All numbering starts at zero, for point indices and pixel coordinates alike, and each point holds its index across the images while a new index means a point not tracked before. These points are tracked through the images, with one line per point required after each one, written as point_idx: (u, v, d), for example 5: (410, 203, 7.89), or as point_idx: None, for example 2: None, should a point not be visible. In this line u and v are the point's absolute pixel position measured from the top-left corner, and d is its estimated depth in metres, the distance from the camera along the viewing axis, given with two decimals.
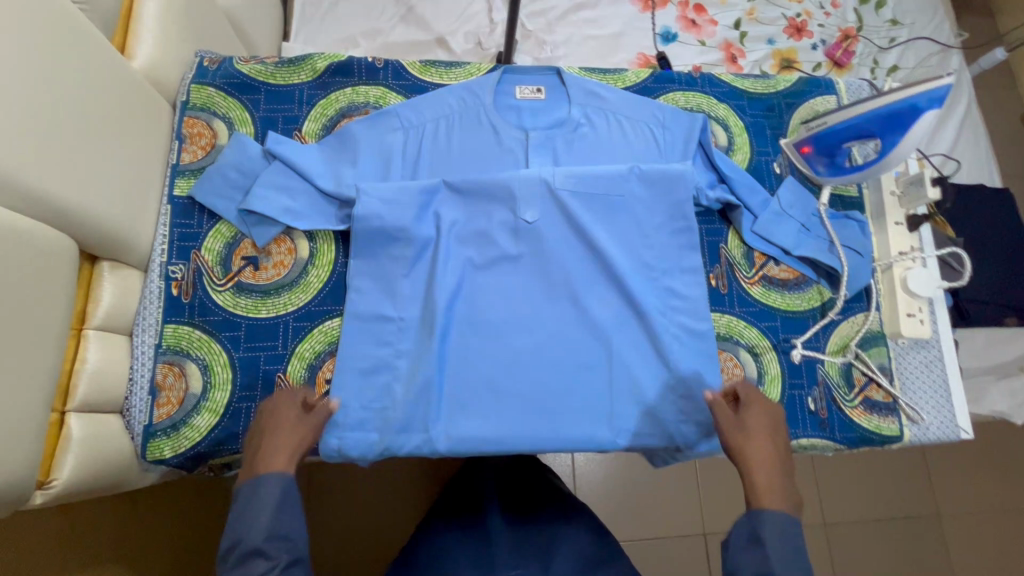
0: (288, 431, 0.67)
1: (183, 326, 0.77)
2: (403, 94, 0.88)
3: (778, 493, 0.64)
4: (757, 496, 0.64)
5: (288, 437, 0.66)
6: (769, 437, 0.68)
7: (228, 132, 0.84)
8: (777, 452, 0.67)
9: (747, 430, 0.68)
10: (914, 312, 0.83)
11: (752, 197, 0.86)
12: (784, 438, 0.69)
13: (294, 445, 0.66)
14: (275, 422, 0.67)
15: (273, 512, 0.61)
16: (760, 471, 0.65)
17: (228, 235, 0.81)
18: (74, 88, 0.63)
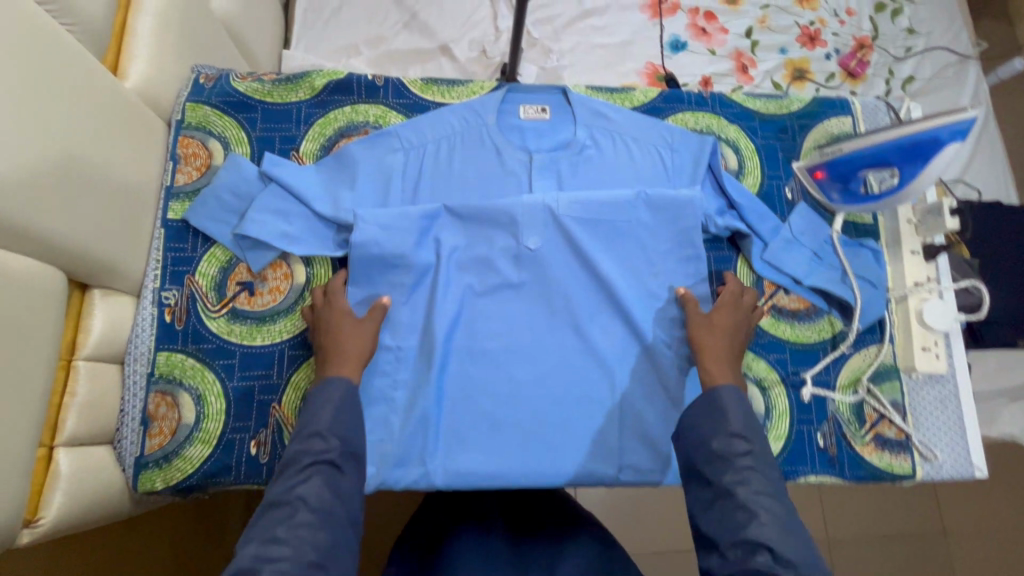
0: (349, 335, 0.72)
1: (177, 354, 0.75)
2: (404, 113, 0.86)
3: (729, 368, 0.72)
4: (709, 376, 0.70)
5: (348, 344, 0.71)
6: (734, 331, 0.75)
7: (223, 152, 0.82)
8: (736, 339, 0.74)
9: (712, 322, 0.75)
10: (930, 346, 0.80)
11: (763, 224, 0.83)
12: (742, 333, 0.75)
13: (354, 352, 0.71)
14: (337, 330, 0.72)
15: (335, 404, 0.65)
16: (716, 352, 0.72)
17: (223, 259, 0.79)
18: (64, 114, 0.61)
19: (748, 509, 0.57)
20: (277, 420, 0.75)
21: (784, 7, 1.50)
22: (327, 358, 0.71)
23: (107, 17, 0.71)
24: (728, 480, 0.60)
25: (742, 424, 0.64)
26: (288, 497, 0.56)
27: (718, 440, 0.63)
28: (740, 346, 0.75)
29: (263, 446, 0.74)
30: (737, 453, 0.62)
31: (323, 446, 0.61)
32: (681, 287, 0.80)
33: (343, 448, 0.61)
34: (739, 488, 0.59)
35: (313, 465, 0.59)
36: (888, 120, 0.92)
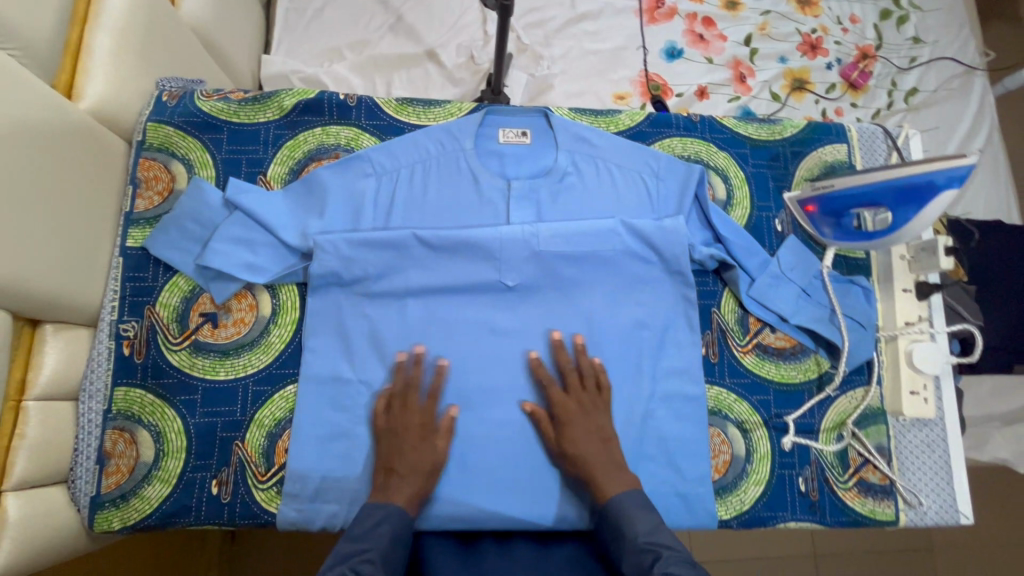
0: (430, 460, 0.69)
1: (136, 389, 0.72)
2: (378, 135, 0.82)
3: (616, 472, 0.66)
4: (600, 491, 0.65)
5: (420, 477, 0.68)
6: (590, 436, 0.69)
7: (187, 175, 0.78)
8: (599, 444, 0.68)
9: (567, 444, 0.69)
10: (918, 389, 0.77)
11: (749, 259, 0.79)
12: (606, 428, 0.70)
13: (420, 486, 0.68)
14: (415, 456, 0.69)
15: (389, 537, 0.61)
16: (595, 465, 0.67)
17: (186, 289, 0.75)
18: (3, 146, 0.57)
19: None
20: (240, 458, 0.72)
21: (785, 14, 1.44)
22: (392, 481, 0.67)
23: (56, 36, 0.67)
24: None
25: (648, 532, 0.59)
26: (347, 574, 0.54)
27: (629, 561, 0.58)
28: (605, 437, 0.69)
29: (225, 485, 0.71)
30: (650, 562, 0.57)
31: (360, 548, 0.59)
32: (526, 401, 0.74)
33: (382, 550, 0.59)
34: None
35: (364, 554, 0.57)
36: (886, 146, 0.88)
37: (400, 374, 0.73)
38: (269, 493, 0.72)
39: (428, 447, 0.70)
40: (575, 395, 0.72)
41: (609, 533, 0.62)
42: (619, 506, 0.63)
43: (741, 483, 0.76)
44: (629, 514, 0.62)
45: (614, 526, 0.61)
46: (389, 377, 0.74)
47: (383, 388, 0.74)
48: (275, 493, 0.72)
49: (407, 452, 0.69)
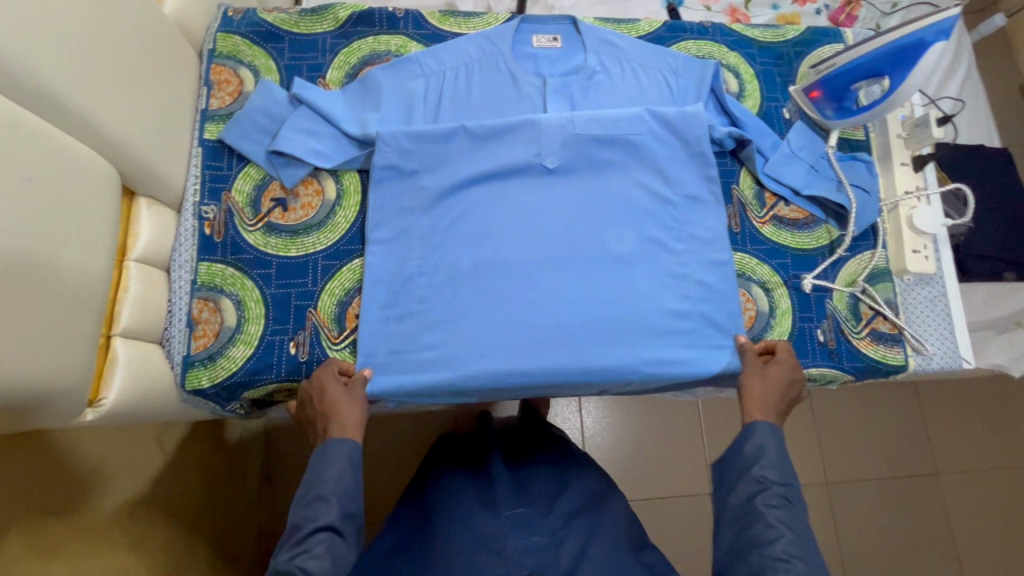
0: (338, 392, 0.73)
1: (217, 263, 0.79)
2: (423, 43, 0.90)
3: (772, 414, 0.76)
4: (750, 413, 0.75)
5: (347, 416, 0.72)
6: (779, 390, 0.77)
7: (254, 79, 0.87)
8: (777, 397, 0.76)
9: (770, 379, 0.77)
10: (920, 249, 0.86)
11: (763, 140, 0.89)
12: (790, 391, 0.78)
13: (350, 412, 0.73)
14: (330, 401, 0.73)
15: (343, 465, 0.69)
16: (757, 402, 0.76)
17: (258, 177, 0.83)
18: (108, 24, 0.65)
19: (776, 529, 0.65)
20: (314, 322, 0.79)
21: None
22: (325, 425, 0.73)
23: None
24: (761, 504, 0.68)
25: (779, 459, 0.71)
26: (301, 520, 0.66)
27: (757, 467, 0.70)
28: (787, 400, 0.78)
29: (301, 346, 0.78)
30: (773, 482, 0.69)
31: (314, 495, 0.67)
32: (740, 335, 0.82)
33: (340, 484, 0.68)
34: (770, 510, 0.67)
35: (319, 501, 0.67)
36: None
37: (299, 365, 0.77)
38: (343, 353, 0.79)
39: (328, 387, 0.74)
40: (787, 362, 0.79)
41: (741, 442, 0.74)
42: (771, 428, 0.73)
43: (766, 335, 0.84)
44: (771, 439, 0.72)
45: (756, 440, 0.72)
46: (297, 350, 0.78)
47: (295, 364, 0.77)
48: (348, 353, 0.80)
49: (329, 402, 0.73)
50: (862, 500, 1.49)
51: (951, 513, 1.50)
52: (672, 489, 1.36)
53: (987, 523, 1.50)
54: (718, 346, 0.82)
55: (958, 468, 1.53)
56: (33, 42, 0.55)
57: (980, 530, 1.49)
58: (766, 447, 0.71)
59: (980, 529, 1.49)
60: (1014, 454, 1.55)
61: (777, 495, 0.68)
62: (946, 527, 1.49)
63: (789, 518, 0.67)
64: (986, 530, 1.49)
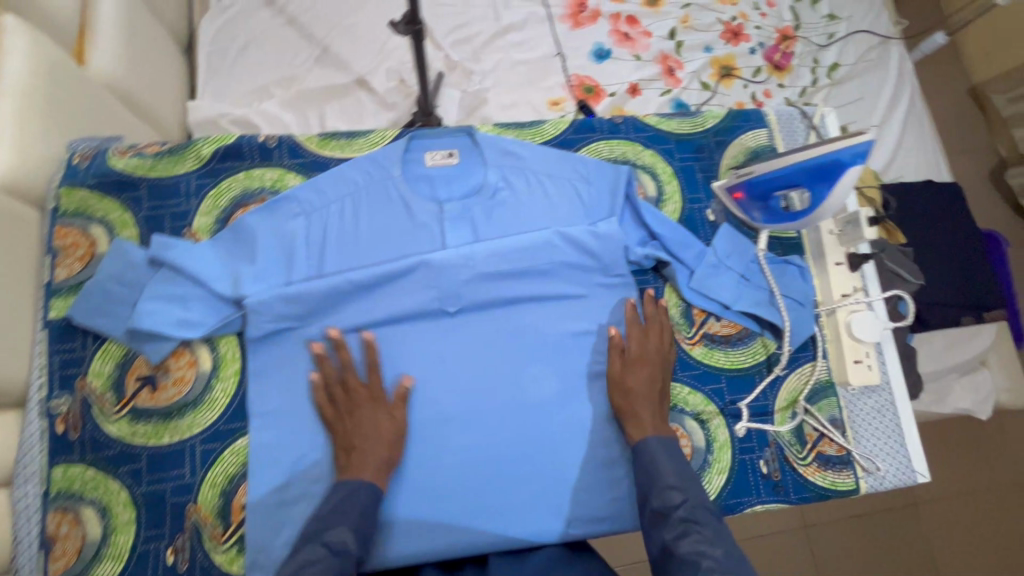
0: (388, 430, 0.70)
1: (75, 465, 0.69)
2: (303, 173, 0.81)
3: (655, 416, 0.72)
4: (634, 423, 0.71)
5: (381, 445, 0.69)
6: (645, 377, 0.74)
7: (108, 237, 0.77)
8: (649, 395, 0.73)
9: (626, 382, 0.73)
10: (862, 358, 0.79)
11: (685, 252, 0.80)
12: (664, 380, 0.75)
13: (386, 455, 0.69)
14: (373, 426, 0.70)
15: (359, 510, 0.64)
16: (637, 400, 0.72)
17: (119, 354, 0.73)
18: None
19: (690, 562, 0.57)
20: (194, 521, 0.70)
21: (705, 5, 1.49)
22: (356, 453, 0.68)
23: None
24: (672, 537, 0.60)
25: (676, 474, 0.66)
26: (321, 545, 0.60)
27: (656, 497, 0.65)
28: (661, 388, 0.74)
29: (181, 552, 0.69)
30: (674, 506, 0.63)
31: (329, 523, 0.62)
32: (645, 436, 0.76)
33: (352, 522, 0.63)
34: (681, 542, 0.60)
35: (335, 527, 0.62)
36: (803, 127, 0.91)
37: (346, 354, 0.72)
38: (229, 554, 0.70)
39: (377, 420, 0.70)
40: (653, 341, 0.76)
41: (639, 469, 0.68)
42: (642, 452, 0.69)
43: (705, 474, 0.76)
44: (648, 464, 0.68)
45: (646, 463, 0.68)
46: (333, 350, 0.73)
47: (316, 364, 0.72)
48: (235, 553, 0.70)
49: (365, 423, 0.70)
50: (844, 546, 1.40)
51: (933, 545, 1.44)
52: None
53: (969, 553, 1.44)
54: None
55: (934, 495, 1.47)
56: None
57: (963, 561, 1.43)
58: (652, 476, 0.67)
59: (966, 564, 1.43)
60: (991, 479, 1.49)
61: (681, 521, 0.61)
62: (929, 560, 1.43)
63: (708, 548, 0.58)
64: (971, 563, 1.43)
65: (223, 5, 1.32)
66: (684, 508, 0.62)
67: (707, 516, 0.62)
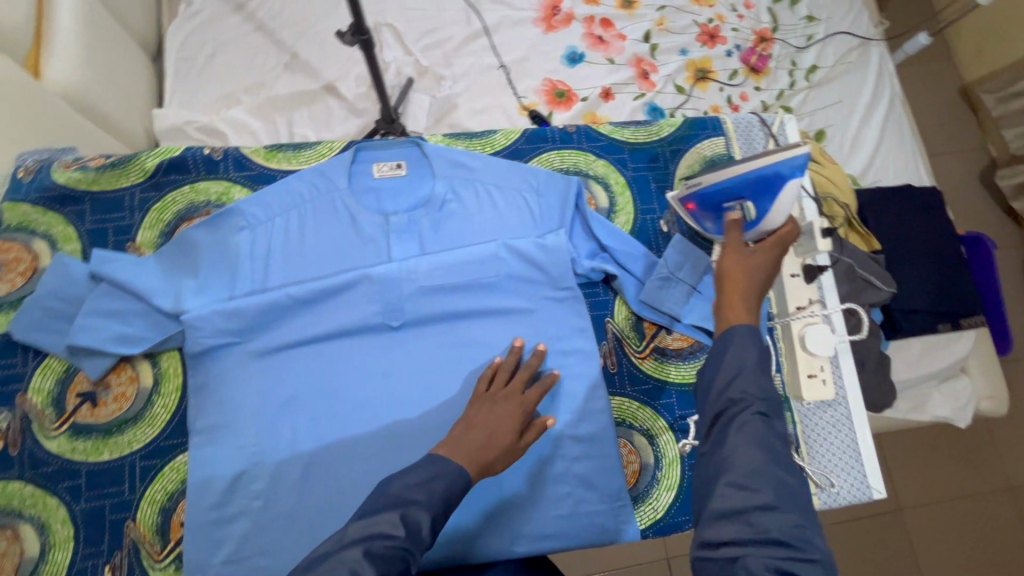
0: (505, 439, 0.64)
1: (14, 482, 0.69)
2: (248, 186, 0.80)
3: (755, 309, 0.63)
4: (731, 307, 0.62)
5: (492, 448, 0.62)
6: (754, 270, 0.65)
7: (50, 252, 0.76)
8: (754, 287, 0.64)
9: (748, 265, 0.66)
10: (816, 372, 0.78)
11: (635, 264, 0.80)
12: (771, 276, 0.66)
13: (489, 460, 0.62)
14: (495, 420, 0.65)
15: (441, 498, 0.55)
16: (741, 286, 0.63)
17: (60, 370, 0.73)
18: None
19: (745, 453, 0.51)
20: (133, 538, 0.70)
21: (681, 7, 1.47)
22: (462, 433, 0.63)
23: None
24: (734, 421, 0.53)
25: (763, 373, 0.56)
26: (398, 518, 0.52)
27: (736, 386, 0.55)
28: (765, 283, 0.65)
29: (118, 570, 0.68)
30: (753, 398, 0.54)
31: (415, 497, 0.54)
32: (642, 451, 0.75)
33: (430, 508, 0.54)
34: (741, 428, 0.53)
35: (416, 504, 0.53)
36: (762, 134, 0.89)
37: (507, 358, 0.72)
38: (168, 571, 0.69)
39: (507, 423, 0.65)
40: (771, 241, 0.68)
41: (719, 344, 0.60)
42: (728, 336, 0.59)
43: (652, 491, 0.76)
44: (732, 349, 0.58)
45: (730, 343, 0.59)
46: (506, 356, 0.74)
47: (498, 359, 0.74)
48: (174, 570, 0.70)
49: (491, 417, 0.65)
50: None
51: (918, 554, 1.39)
52: (623, 562, 1.18)
53: (955, 562, 1.40)
54: (603, 510, 0.74)
55: (918, 501, 1.44)
56: None
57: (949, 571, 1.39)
58: (736, 369, 0.56)
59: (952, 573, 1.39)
60: (975, 486, 1.46)
61: (752, 412, 0.53)
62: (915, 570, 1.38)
63: (755, 447, 0.51)
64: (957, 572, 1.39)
65: (191, 11, 1.32)
66: (761, 401, 0.54)
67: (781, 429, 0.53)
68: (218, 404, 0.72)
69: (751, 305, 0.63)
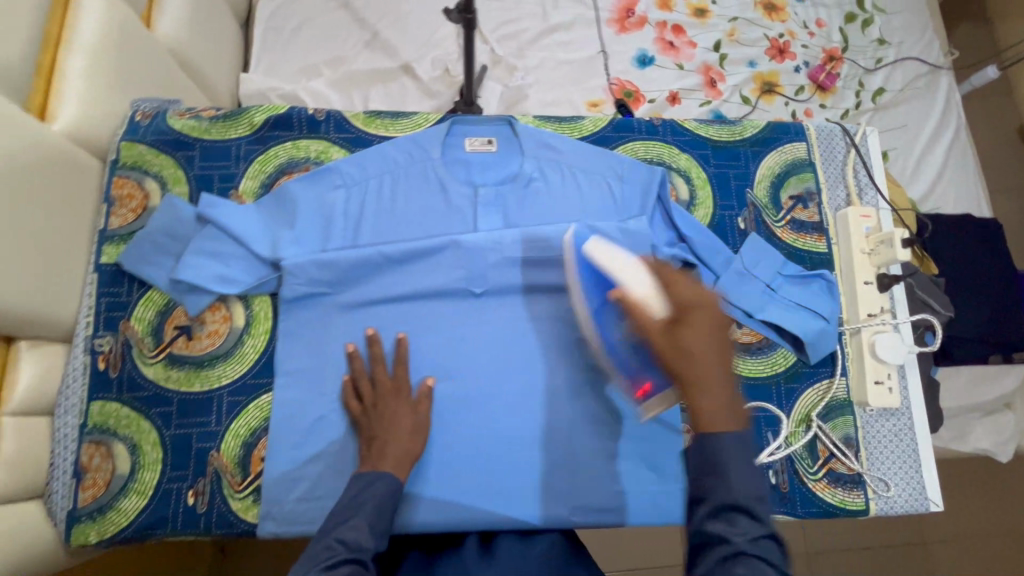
0: (407, 422, 0.70)
1: (111, 402, 0.73)
2: (347, 148, 0.84)
3: (726, 397, 0.56)
4: (703, 417, 0.56)
5: (401, 438, 0.69)
6: (707, 349, 0.57)
7: (160, 192, 0.81)
8: (712, 366, 0.56)
9: (679, 344, 0.56)
10: (883, 379, 0.79)
11: (713, 257, 0.81)
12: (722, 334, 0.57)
13: (406, 446, 0.69)
14: (396, 415, 0.71)
15: (376, 503, 0.63)
16: (697, 382, 0.56)
17: (160, 303, 0.77)
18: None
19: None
20: (216, 468, 0.73)
21: (753, 20, 1.49)
22: (379, 446, 0.68)
23: (27, 60, 0.68)
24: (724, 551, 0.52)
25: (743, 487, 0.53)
26: (333, 542, 0.58)
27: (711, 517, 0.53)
28: (721, 352, 0.57)
29: (201, 495, 0.72)
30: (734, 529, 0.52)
31: (350, 520, 0.61)
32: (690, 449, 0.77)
33: (368, 516, 0.61)
34: (727, 554, 0.51)
35: (349, 524, 0.60)
36: (843, 144, 0.90)
37: (358, 361, 0.74)
38: (246, 502, 0.72)
39: (401, 414, 0.71)
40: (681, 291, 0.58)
41: (702, 464, 0.56)
42: (711, 447, 0.55)
43: None
44: (711, 462, 0.55)
45: (706, 461, 0.55)
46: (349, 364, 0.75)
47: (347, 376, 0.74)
48: (251, 502, 0.73)
49: (387, 416, 0.71)
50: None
51: None
52: (653, 558, 1.19)
53: None
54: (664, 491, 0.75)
55: (945, 535, 1.42)
56: None
57: None
58: (720, 493, 0.54)
59: None
60: (1006, 526, 1.44)
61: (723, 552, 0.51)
62: None
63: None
64: None
65: None
66: (733, 539, 0.51)
67: (766, 548, 0.51)
68: (306, 349, 0.76)
69: (722, 398, 0.56)
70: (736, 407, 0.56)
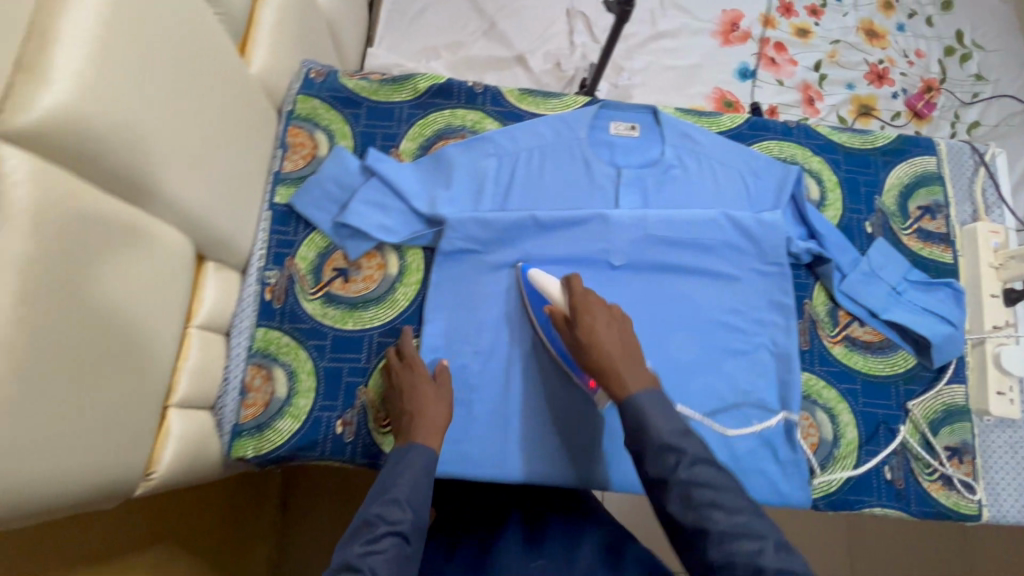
0: (428, 397, 0.72)
1: (274, 330, 0.79)
2: (499, 121, 0.90)
3: (637, 368, 0.64)
4: (619, 388, 0.63)
5: (427, 411, 0.71)
6: (611, 337, 0.67)
7: (328, 144, 0.87)
8: (618, 346, 0.66)
9: (591, 337, 0.67)
10: (1005, 391, 0.81)
11: (843, 255, 0.84)
12: (618, 328, 0.68)
13: (437, 420, 0.71)
14: (418, 391, 0.72)
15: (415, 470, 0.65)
16: (609, 363, 0.65)
17: (322, 244, 0.83)
18: (198, 88, 0.63)
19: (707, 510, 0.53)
20: (364, 402, 0.78)
21: (854, 44, 1.52)
22: (409, 422, 0.70)
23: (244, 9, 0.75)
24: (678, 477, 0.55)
25: (669, 427, 0.58)
26: (372, 518, 0.59)
27: (651, 456, 0.57)
28: (624, 342, 0.67)
29: (349, 425, 0.77)
30: (673, 460, 0.56)
31: (392, 497, 0.61)
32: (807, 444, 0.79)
33: (408, 486, 0.63)
34: (691, 484, 0.54)
35: (389, 503, 0.60)
36: (972, 161, 0.93)
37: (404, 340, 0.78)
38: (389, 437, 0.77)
39: (424, 391, 0.72)
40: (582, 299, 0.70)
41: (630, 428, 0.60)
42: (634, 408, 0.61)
43: (828, 467, 0.80)
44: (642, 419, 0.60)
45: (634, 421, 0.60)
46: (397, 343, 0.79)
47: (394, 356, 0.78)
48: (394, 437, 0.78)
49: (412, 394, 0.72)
50: None
51: None
52: None
53: None
54: (783, 474, 0.78)
55: None
56: (149, 138, 0.55)
57: None
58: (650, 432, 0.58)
59: None
60: None
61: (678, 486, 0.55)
62: None
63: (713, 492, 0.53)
64: None
65: None
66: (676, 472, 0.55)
67: (704, 471, 0.55)
68: (454, 301, 0.81)
69: (632, 369, 0.64)
70: (648, 377, 0.63)
